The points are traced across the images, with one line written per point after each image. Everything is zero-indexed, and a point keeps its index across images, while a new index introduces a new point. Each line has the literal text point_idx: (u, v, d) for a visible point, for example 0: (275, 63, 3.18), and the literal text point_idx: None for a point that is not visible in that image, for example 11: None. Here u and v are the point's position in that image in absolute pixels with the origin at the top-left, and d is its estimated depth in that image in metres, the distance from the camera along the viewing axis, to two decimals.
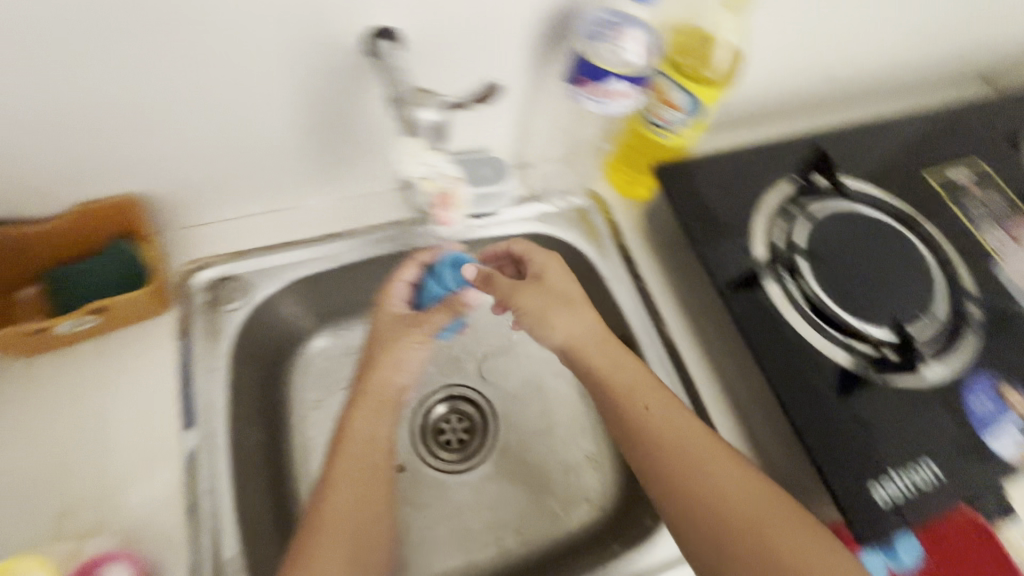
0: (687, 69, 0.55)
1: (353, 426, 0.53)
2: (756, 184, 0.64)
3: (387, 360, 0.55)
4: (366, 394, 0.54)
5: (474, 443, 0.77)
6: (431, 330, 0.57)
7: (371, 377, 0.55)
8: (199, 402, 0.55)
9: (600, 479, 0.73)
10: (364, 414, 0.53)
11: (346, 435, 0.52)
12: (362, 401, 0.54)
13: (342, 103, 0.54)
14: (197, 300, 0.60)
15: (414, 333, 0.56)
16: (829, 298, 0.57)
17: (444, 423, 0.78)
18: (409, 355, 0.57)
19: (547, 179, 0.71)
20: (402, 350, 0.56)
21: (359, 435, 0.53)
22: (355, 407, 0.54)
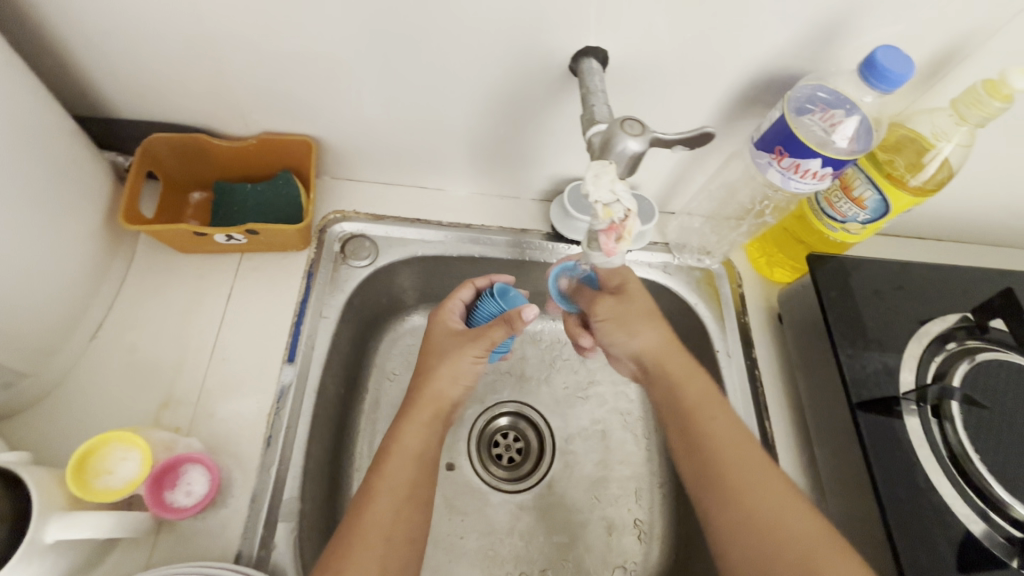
0: (889, 170, 0.51)
1: (396, 444, 0.51)
2: (917, 307, 0.58)
3: (444, 374, 0.55)
4: (422, 404, 0.53)
5: (526, 468, 0.74)
6: (488, 345, 0.56)
7: (426, 387, 0.54)
8: (303, 343, 0.57)
9: (644, 551, 0.68)
10: (417, 427, 0.52)
11: (396, 445, 0.51)
12: (417, 411, 0.53)
13: (524, 105, 0.55)
14: (329, 248, 0.63)
15: (470, 349, 0.56)
16: (975, 454, 0.50)
17: (500, 436, 0.76)
18: (466, 372, 0.56)
19: (684, 233, 0.69)
20: (460, 365, 0.56)
21: (409, 446, 0.51)
22: (408, 416, 0.53)
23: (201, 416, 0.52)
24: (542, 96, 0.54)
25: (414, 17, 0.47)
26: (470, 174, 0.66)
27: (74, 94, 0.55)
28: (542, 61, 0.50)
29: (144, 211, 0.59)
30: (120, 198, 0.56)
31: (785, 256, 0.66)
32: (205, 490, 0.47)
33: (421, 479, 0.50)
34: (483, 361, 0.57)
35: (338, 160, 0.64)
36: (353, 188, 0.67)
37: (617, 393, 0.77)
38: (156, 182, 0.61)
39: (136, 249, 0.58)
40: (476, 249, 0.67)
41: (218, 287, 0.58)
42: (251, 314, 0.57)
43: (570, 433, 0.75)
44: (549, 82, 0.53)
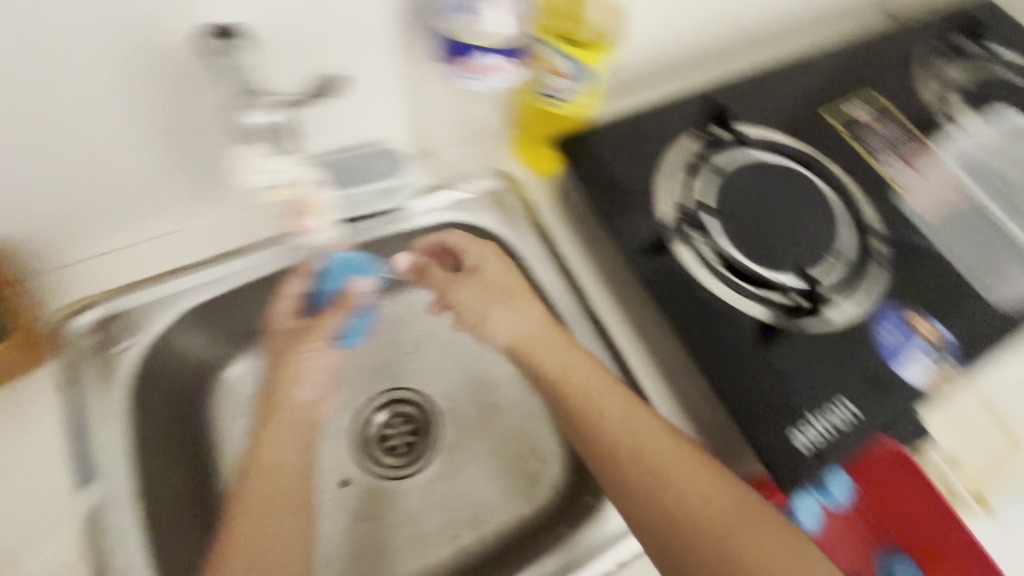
0: (567, 35, 0.53)
1: (257, 463, 0.48)
2: (659, 146, 0.62)
3: (288, 377, 0.53)
4: (277, 415, 0.51)
5: (421, 445, 0.74)
6: (325, 333, 0.56)
7: (281, 387, 0.52)
8: (98, 454, 0.51)
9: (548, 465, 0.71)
10: (274, 441, 0.49)
11: (256, 463, 0.48)
12: (275, 421, 0.51)
13: (207, 111, 0.51)
14: (79, 346, 0.55)
15: (308, 342, 0.55)
16: (735, 249, 0.57)
17: (387, 429, 0.74)
18: (307, 370, 0.55)
19: (451, 166, 0.68)
20: (298, 361, 0.54)
21: (269, 462, 0.48)
22: (265, 429, 0.50)
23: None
24: (214, 89, 0.49)
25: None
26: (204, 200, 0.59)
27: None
28: (181, 55, 0.45)
29: None
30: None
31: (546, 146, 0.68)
32: None
33: (285, 498, 0.48)
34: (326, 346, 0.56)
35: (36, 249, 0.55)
36: (84, 267, 0.58)
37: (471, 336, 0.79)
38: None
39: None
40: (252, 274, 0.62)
41: None
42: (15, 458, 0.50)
43: (443, 394, 0.76)
44: (206, 77, 0.47)
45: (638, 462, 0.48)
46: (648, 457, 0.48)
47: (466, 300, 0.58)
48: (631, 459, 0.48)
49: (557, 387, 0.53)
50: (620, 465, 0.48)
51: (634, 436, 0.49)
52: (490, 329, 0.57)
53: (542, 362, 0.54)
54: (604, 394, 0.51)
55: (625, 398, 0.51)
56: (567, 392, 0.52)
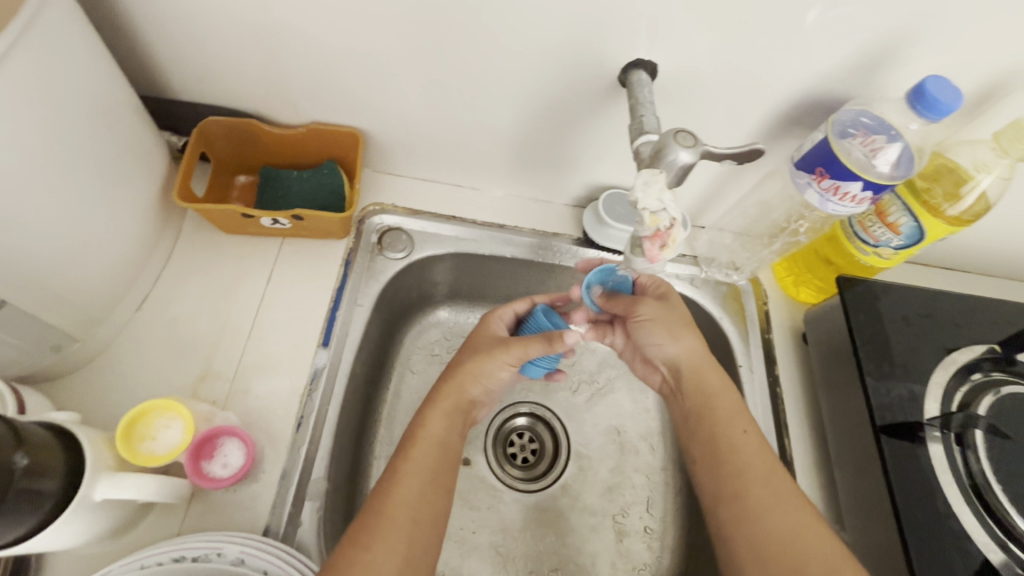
0: (926, 198, 0.52)
1: (425, 428, 0.52)
2: (947, 336, 0.58)
3: (466, 374, 0.56)
4: (445, 395, 0.55)
5: (538, 467, 0.75)
6: (520, 356, 0.56)
7: (450, 381, 0.56)
8: (341, 328, 0.59)
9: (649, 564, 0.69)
10: (439, 417, 0.53)
11: (421, 431, 0.52)
12: (438, 404, 0.54)
13: (573, 117, 0.57)
14: (366, 239, 0.64)
15: (501, 355, 0.56)
16: (997, 484, 0.51)
17: (516, 435, 0.77)
18: (492, 375, 0.57)
19: (713, 249, 0.70)
20: (488, 366, 0.56)
21: (433, 432, 0.52)
22: (430, 407, 0.54)
23: (236, 391, 0.54)
24: (593, 104, 0.55)
25: (471, 16, 0.48)
26: (508, 176, 0.67)
27: (137, 72, 0.57)
28: (593, 71, 0.52)
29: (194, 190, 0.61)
30: (174, 177, 0.58)
31: (814, 276, 0.67)
32: (241, 463, 0.48)
33: (445, 467, 0.51)
34: (512, 368, 0.57)
35: (380, 152, 0.66)
36: (396, 182, 0.69)
37: (634, 401, 0.78)
38: (207, 163, 0.63)
39: (183, 226, 0.60)
40: (506, 251, 0.68)
41: (257, 272, 0.60)
42: (289, 297, 0.59)
43: (584, 437, 0.76)
44: (595, 93, 0.54)
45: (764, 529, 0.45)
46: (769, 520, 0.45)
47: (647, 317, 0.55)
48: (753, 522, 0.45)
49: (714, 426, 0.51)
50: (747, 522, 0.46)
51: (768, 492, 0.46)
52: (653, 341, 0.55)
53: (718, 408, 0.52)
54: (758, 461, 0.48)
55: (772, 464, 0.48)
56: (719, 432, 0.50)
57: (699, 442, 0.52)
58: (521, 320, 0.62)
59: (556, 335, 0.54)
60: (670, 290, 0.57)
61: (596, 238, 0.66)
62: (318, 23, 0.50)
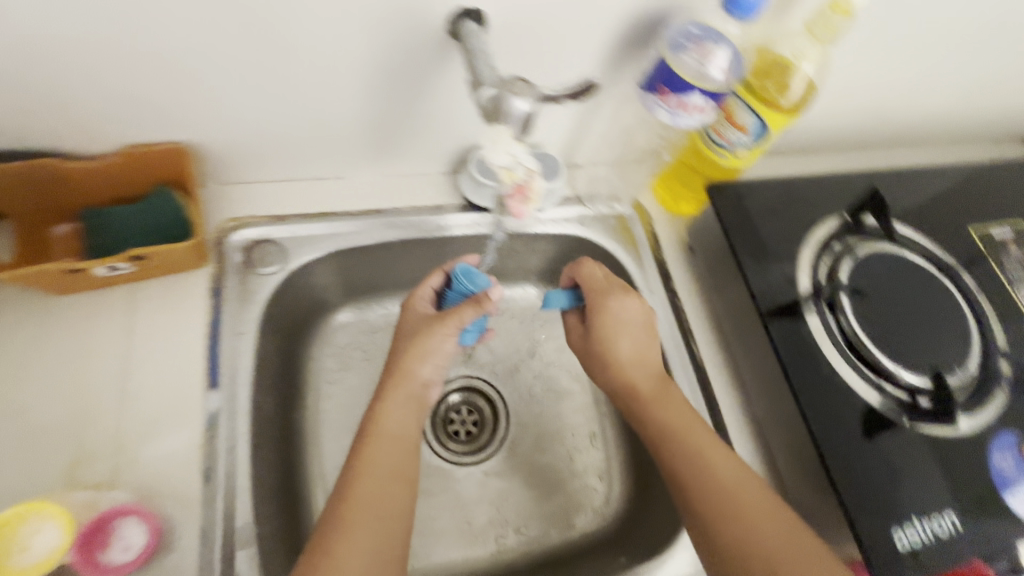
0: (763, 94, 0.55)
1: (380, 424, 0.50)
2: (806, 216, 0.63)
3: (414, 355, 0.54)
4: (393, 384, 0.53)
5: (482, 437, 0.75)
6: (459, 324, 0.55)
7: (400, 367, 0.53)
8: (226, 362, 0.54)
9: (603, 492, 0.72)
10: (393, 409, 0.51)
11: (377, 427, 0.50)
12: (391, 394, 0.52)
13: (417, 80, 0.54)
14: (232, 260, 0.58)
15: (441, 328, 0.54)
16: (866, 337, 0.57)
17: (454, 412, 0.76)
18: (436, 351, 0.54)
19: (593, 184, 0.71)
20: (430, 345, 0.54)
21: (389, 426, 0.50)
22: (382, 399, 0.52)
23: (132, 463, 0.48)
24: (432, 64, 0.52)
25: None
26: (370, 157, 0.63)
27: None
28: (421, 28, 0.48)
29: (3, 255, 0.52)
30: None
31: (688, 189, 0.69)
32: (144, 540, 0.44)
33: (402, 458, 0.50)
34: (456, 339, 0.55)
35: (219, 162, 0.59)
36: (248, 189, 0.62)
37: (556, 347, 0.80)
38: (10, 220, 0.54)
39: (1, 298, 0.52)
40: (392, 236, 0.65)
41: (110, 328, 0.53)
42: (156, 344, 0.53)
43: (519, 395, 0.77)
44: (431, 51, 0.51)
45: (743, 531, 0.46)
46: (736, 517, 0.47)
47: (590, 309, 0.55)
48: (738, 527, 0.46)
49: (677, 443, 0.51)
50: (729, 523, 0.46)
51: (734, 496, 0.48)
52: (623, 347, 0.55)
53: (642, 377, 0.54)
54: (732, 470, 0.49)
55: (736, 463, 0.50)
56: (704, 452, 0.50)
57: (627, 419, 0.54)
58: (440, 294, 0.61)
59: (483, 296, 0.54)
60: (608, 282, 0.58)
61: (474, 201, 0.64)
62: None
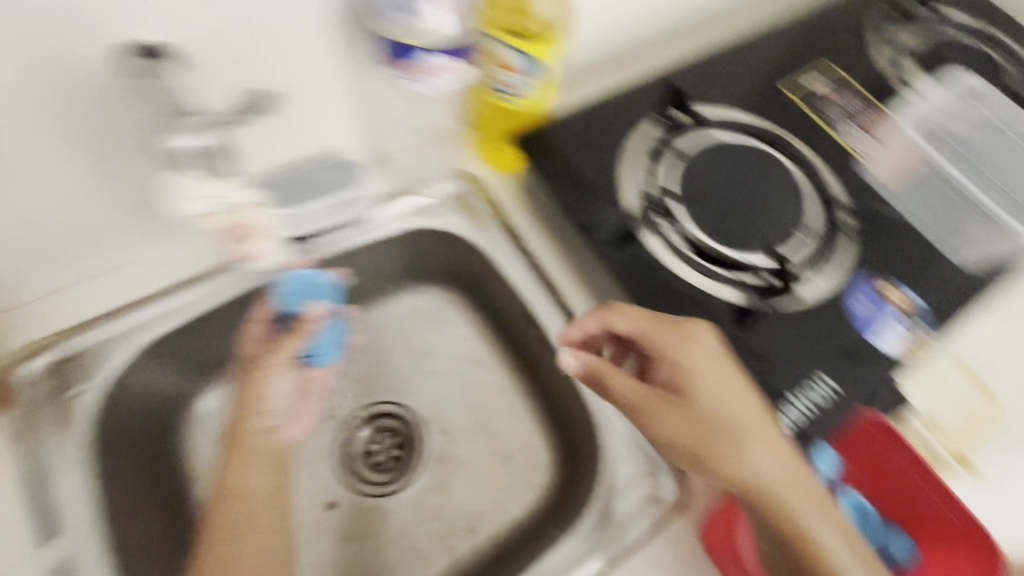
0: (515, 29, 0.51)
1: (228, 485, 0.46)
2: (618, 133, 0.62)
3: (246, 401, 0.52)
4: (243, 445, 0.49)
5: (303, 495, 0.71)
6: (290, 350, 0.54)
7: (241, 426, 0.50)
8: (60, 499, 0.49)
9: (412, 470, 0.72)
10: (252, 467, 0.48)
11: (241, 487, 0.47)
12: (242, 454, 0.48)
13: (139, 133, 0.48)
14: (36, 393, 0.53)
15: (279, 352, 0.54)
16: (702, 234, 0.56)
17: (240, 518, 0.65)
18: (265, 394, 0.52)
19: (413, 170, 0.66)
20: (262, 388, 0.52)
21: (254, 490, 0.47)
22: (236, 462, 0.48)
23: None
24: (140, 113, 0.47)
25: None
26: (153, 228, 0.57)
27: None
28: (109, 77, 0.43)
29: None
30: None
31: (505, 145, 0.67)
32: None
33: (271, 515, 0.47)
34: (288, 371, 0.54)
35: None
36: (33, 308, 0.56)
37: None
38: None
39: None
40: (83, 304, 0.57)
41: None
42: None
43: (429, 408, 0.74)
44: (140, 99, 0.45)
45: (748, 490, 0.44)
46: (731, 466, 0.44)
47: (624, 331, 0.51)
48: (743, 487, 0.44)
49: (639, 414, 0.48)
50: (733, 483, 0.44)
51: (733, 449, 0.45)
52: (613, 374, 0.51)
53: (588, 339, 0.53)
54: (655, 407, 0.47)
55: (687, 414, 0.46)
56: (655, 417, 0.47)
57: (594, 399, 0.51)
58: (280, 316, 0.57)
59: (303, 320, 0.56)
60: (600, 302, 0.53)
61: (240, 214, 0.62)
62: None
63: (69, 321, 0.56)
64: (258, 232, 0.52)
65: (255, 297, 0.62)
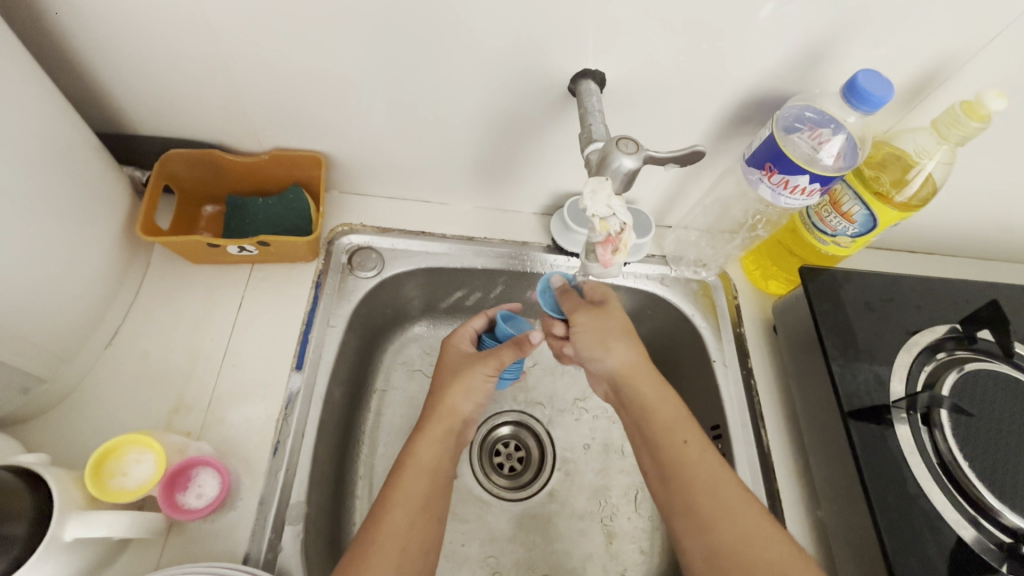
0: (875, 187, 0.54)
1: (414, 456, 0.52)
2: (909, 316, 0.60)
3: (453, 394, 0.56)
4: (435, 420, 0.55)
5: (503, 464, 0.76)
6: (498, 364, 0.57)
7: (440, 405, 0.56)
8: (314, 346, 0.59)
9: (529, 490, 0.73)
10: (429, 442, 0.53)
11: (411, 459, 0.52)
12: (429, 428, 0.54)
13: (533, 124, 0.58)
14: (336, 259, 0.65)
15: (481, 367, 0.57)
16: (965, 461, 0.51)
17: (482, 458, 0.75)
18: (476, 389, 0.57)
19: (683, 245, 0.71)
20: (471, 382, 0.57)
21: (423, 460, 0.52)
22: (421, 432, 0.54)
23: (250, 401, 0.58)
24: (546, 110, 0.56)
25: (429, 28, 0.48)
26: (473, 189, 0.68)
27: (50, 55, 0.51)
28: (543, 81, 0.53)
29: (130, 216, 0.57)
30: (58, 177, 0.47)
31: (780, 268, 0.68)
32: (216, 492, 0.48)
33: (434, 494, 0.51)
34: (494, 379, 0.58)
35: (326, 151, 0.62)
36: (364, 202, 0.69)
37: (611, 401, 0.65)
38: (122, 174, 0.56)
39: (120, 245, 0.55)
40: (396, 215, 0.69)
41: (228, 299, 0.60)
42: (262, 318, 0.60)
43: (570, 445, 0.76)
44: (546, 101, 0.55)
45: (720, 538, 0.46)
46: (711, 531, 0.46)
47: (580, 328, 0.55)
48: (705, 533, 0.46)
49: (657, 438, 0.52)
50: (704, 533, 0.47)
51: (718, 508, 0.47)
52: (589, 353, 0.56)
53: (659, 417, 0.52)
54: (682, 492, 0.49)
55: (721, 478, 0.49)
56: (661, 444, 0.51)
57: (649, 457, 0.52)
58: (481, 337, 0.63)
59: (524, 339, 0.57)
60: (611, 297, 0.58)
61: (534, 208, 0.71)
62: (283, 57, 0.51)
63: (380, 221, 0.68)
64: (622, 244, 0.45)
65: (507, 277, 0.70)
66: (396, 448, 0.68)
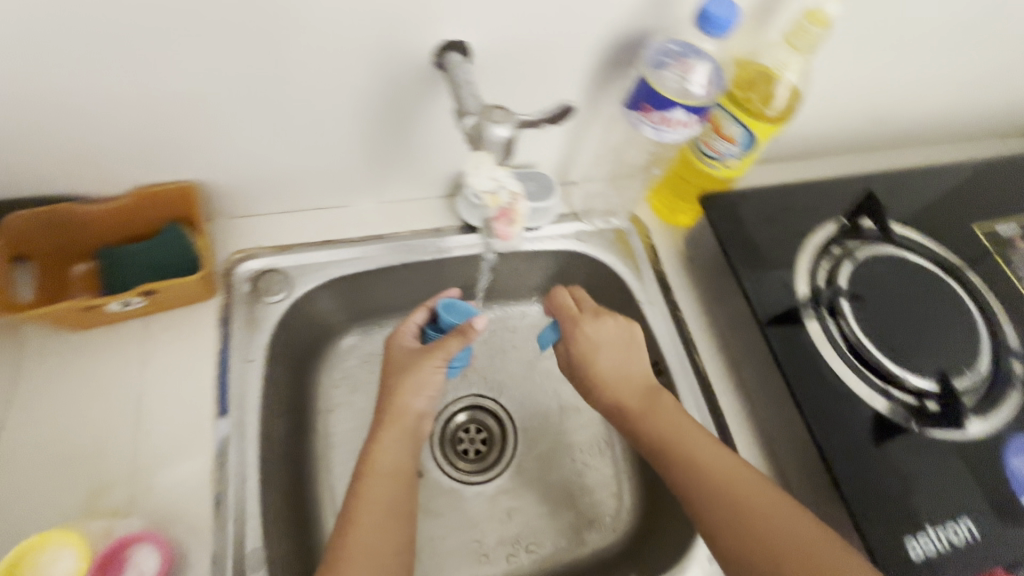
0: (748, 105, 0.56)
1: (372, 464, 0.51)
2: (802, 220, 0.64)
3: (404, 391, 0.55)
4: (388, 423, 0.53)
5: (466, 450, 0.75)
6: (445, 354, 0.56)
7: (391, 404, 0.54)
8: (234, 387, 0.55)
9: (497, 468, 0.74)
10: (389, 444, 0.52)
11: (370, 464, 0.51)
12: (384, 429, 0.53)
13: (408, 107, 0.56)
14: (238, 290, 0.61)
15: (429, 359, 0.56)
16: (867, 340, 0.57)
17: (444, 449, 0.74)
18: (428, 382, 0.56)
19: (590, 199, 0.71)
20: (421, 376, 0.56)
21: (383, 465, 0.51)
22: (376, 436, 0.53)
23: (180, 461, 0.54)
24: (417, 90, 0.54)
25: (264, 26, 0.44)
26: (368, 186, 0.65)
27: None
28: (404, 61, 0.50)
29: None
30: None
31: (683, 201, 0.71)
32: (157, 565, 0.45)
33: (399, 496, 0.50)
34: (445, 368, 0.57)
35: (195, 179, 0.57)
36: (258, 222, 0.65)
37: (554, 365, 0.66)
38: None
39: None
40: (293, 229, 0.65)
41: (125, 360, 0.55)
42: (169, 372, 0.55)
43: (527, 415, 0.77)
44: (419, 82, 0.53)
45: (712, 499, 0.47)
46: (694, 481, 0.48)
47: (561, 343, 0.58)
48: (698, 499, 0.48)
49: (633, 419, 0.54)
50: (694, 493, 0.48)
51: (697, 465, 0.49)
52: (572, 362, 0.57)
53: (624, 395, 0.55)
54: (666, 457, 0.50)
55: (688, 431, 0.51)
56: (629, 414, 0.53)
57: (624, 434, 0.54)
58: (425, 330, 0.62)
59: (467, 326, 0.56)
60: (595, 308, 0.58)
61: (437, 192, 0.69)
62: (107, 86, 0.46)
63: (279, 239, 0.64)
64: None
65: (425, 267, 0.69)
66: (354, 465, 0.66)
